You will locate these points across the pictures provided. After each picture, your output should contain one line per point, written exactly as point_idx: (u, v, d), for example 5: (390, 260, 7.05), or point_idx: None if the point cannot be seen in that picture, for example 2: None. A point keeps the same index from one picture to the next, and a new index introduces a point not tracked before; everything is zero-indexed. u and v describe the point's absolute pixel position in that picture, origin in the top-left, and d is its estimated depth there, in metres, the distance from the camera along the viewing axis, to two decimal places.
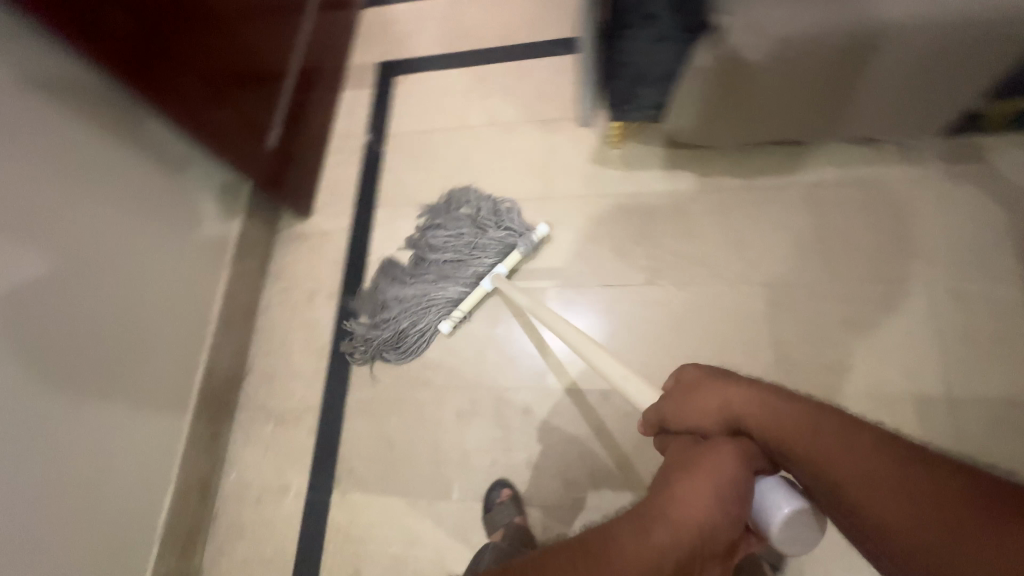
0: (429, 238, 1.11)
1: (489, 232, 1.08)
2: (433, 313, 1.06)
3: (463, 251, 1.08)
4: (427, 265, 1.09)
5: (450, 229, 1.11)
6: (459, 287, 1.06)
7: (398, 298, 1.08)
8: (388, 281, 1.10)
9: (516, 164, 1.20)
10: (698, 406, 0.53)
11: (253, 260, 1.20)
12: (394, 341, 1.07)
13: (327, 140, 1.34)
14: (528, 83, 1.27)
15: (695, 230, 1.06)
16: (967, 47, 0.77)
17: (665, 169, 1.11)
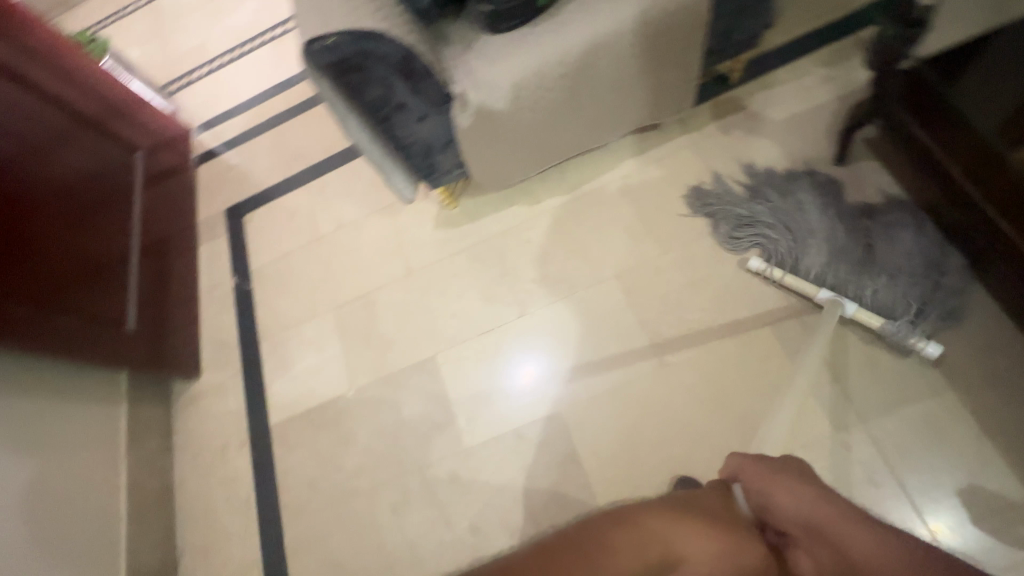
0: (900, 226, 0.94)
1: (889, 284, 0.91)
2: (793, 257, 0.97)
3: (881, 259, 0.93)
4: (856, 228, 0.96)
5: (919, 247, 0.92)
6: (854, 284, 0.92)
7: (818, 217, 0.98)
8: (817, 189, 1.01)
9: (375, 253, 1.26)
10: (790, 492, 0.64)
11: (154, 440, 1.17)
12: (739, 221, 1.02)
13: (196, 297, 1.36)
14: (363, 179, 1.36)
15: (542, 254, 1.13)
16: (669, 43, 0.90)
17: (500, 210, 1.20)
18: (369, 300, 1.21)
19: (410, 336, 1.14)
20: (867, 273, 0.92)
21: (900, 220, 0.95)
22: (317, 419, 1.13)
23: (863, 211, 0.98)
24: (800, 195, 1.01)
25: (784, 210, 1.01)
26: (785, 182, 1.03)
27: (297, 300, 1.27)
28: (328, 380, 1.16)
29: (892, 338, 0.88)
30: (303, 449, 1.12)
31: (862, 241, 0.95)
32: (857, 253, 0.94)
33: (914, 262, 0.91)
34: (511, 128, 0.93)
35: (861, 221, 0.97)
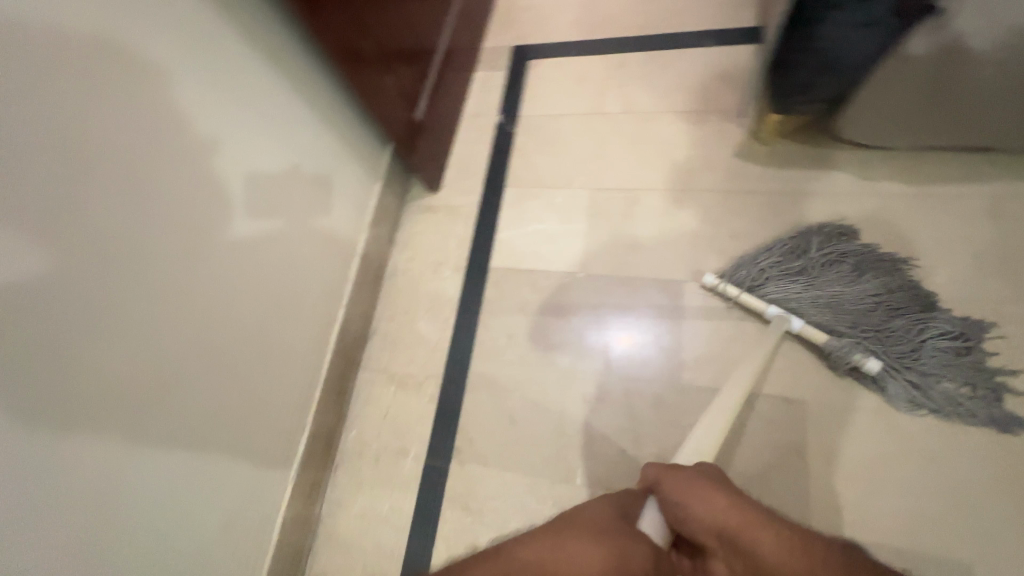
0: (952, 337, 0.88)
1: (864, 336, 0.89)
2: (769, 283, 0.96)
3: (871, 326, 0.90)
4: (891, 301, 0.91)
5: (943, 354, 0.87)
6: (827, 319, 0.91)
7: (841, 278, 0.94)
8: (892, 270, 0.94)
9: (655, 152, 1.17)
10: (706, 504, 0.64)
11: (385, 227, 1.23)
12: (795, 248, 0.97)
13: (458, 117, 1.36)
14: (670, 73, 1.24)
15: (850, 237, 1.00)
16: None
17: (819, 169, 1.06)
18: (630, 195, 1.15)
19: (663, 251, 1.07)
20: (845, 322, 0.90)
21: (891, 335, 0.89)
22: (537, 282, 1.12)
23: (900, 288, 0.92)
24: (875, 266, 0.94)
25: (817, 266, 0.95)
26: (810, 240, 0.97)
27: (556, 164, 1.23)
28: (561, 252, 1.14)
29: (836, 355, 0.88)
30: (515, 303, 1.12)
31: (870, 312, 0.90)
32: (854, 308, 0.91)
33: (915, 350, 0.88)
34: (957, 84, 0.81)
35: (903, 304, 0.91)
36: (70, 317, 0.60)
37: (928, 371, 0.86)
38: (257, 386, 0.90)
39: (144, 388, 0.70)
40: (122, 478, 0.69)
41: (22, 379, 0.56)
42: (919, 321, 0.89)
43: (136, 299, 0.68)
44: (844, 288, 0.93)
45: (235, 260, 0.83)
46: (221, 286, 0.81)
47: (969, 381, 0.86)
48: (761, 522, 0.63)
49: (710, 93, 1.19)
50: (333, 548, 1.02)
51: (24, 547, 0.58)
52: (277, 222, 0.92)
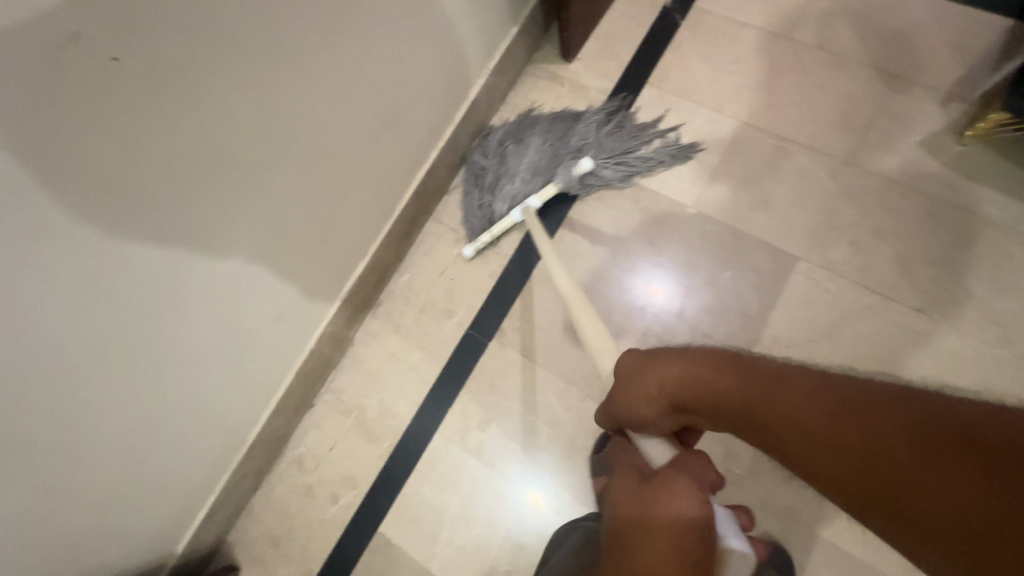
0: (589, 119, 1.04)
1: (567, 161, 1.00)
2: (482, 194, 1.02)
3: (566, 156, 1.01)
4: (526, 138, 1.04)
5: (610, 135, 1.02)
6: (538, 186, 1.00)
7: (501, 152, 1.03)
8: (525, 125, 1.06)
9: (830, 107, 1.00)
10: (648, 396, 0.56)
11: (504, 80, 1.10)
12: (473, 176, 1.05)
13: None
14: (894, 19, 1.02)
15: (1006, 282, 0.87)
16: None
17: (1011, 196, 0.90)
18: (780, 145, 1.00)
19: (790, 218, 0.96)
20: (556, 172, 1.00)
21: (551, 142, 1.02)
22: (642, 200, 1.03)
23: (532, 133, 1.04)
24: (511, 134, 1.06)
25: (490, 158, 1.04)
26: (494, 134, 1.06)
27: (714, 79, 1.06)
28: (679, 179, 1.02)
29: (568, 185, 0.99)
30: (608, 212, 1.03)
31: (536, 151, 1.02)
32: (549, 160, 1.01)
33: (597, 147, 1.01)
34: None
35: (546, 129, 1.05)
36: (189, 21, 0.53)
37: (631, 148, 1.02)
38: (336, 200, 0.87)
39: (238, 162, 0.66)
40: (202, 249, 0.68)
41: (132, 73, 0.50)
42: (555, 134, 1.04)
43: (261, 35, 0.60)
44: (494, 164, 1.03)
45: (354, 56, 0.75)
46: (338, 67, 0.74)
47: (667, 149, 1.02)
48: (703, 372, 0.53)
49: (929, 61, 0.99)
50: (357, 372, 1.05)
51: (99, 251, 0.56)
52: (408, 23, 0.82)
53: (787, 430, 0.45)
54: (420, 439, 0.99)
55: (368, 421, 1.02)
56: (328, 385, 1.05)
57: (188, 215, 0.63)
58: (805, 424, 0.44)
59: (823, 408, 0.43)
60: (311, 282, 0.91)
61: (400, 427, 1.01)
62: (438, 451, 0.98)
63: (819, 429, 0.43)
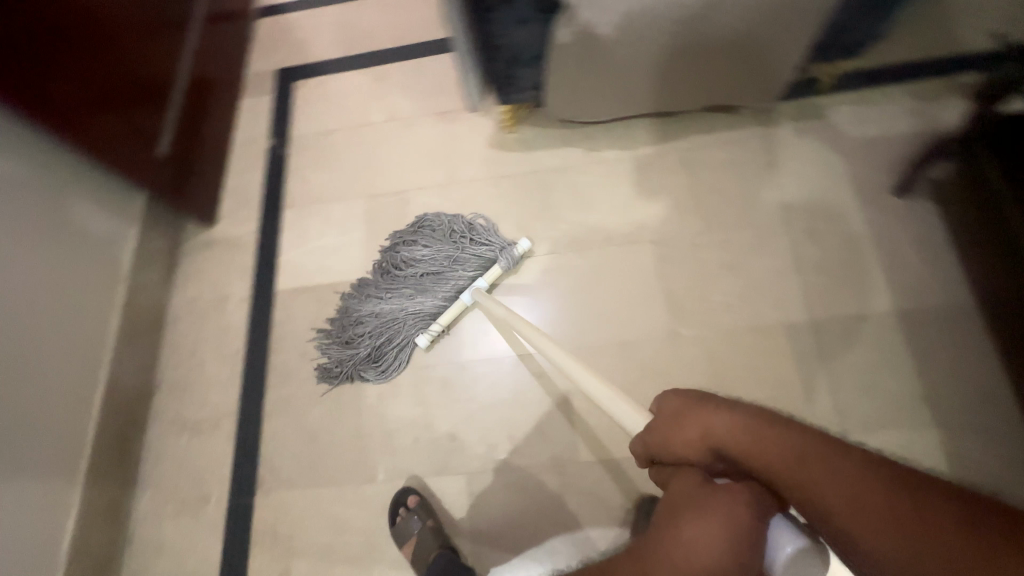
0: (395, 254, 1.08)
1: (439, 274, 1.05)
2: (391, 351, 1.03)
3: (428, 277, 1.05)
4: (398, 280, 1.06)
5: (428, 244, 1.07)
6: (472, 284, 1.04)
7: (370, 313, 1.05)
8: (361, 298, 1.07)
9: (420, 153, 1.24)
10: (685, 435, 0.50)
11: (156, 271, 1.16)
12: (373, 358, 1.03)
13: (228, 146, 1.32)
14: (426, 77, 1.32)
15: (585, 202, 1.14)
16: (788, 53, 0.96)
17: (556, 147, 1.19)
18: (402, 197, 1.20)
19: None
20: (443, 283, 1.04)
21: (404, 278, 1.06)
22: (323, 296, 1.13)
23: (383, 279, 1.07)
24: (351, 314, 1.06)
25: (367, 334, 1.03)
26: (342, 315, 1.07)
27: (330, 178, 1.25)
28: (343, 262, 1.16)
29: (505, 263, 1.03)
30: (303, 321, 1.12)
31: (400, 285, 1.05)
32: (417, 287, 1.05)
33: (439, 251, 1.06)
34: (618, 76, 0.97)
35: (367, 283, 1.08)
36: None
37: (469, 224, 1.08)
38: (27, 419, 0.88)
39: None
40: None
41: None
42: (386, 276, 1.07)
43: None
44: (383, 325, 1.03)
45: None
46: None
47: (457, 218, 1.09)
48: (769, 428, 0.47)
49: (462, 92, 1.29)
50: None
51: None
52: None
53: (833, 497, 0.44)
54: None
55: None
56: None
57: None
58: (859, 509, 0.43)
59: (863, 483, 0.44)
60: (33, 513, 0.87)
61: None
62: None
63: (876, 505, 0.43)
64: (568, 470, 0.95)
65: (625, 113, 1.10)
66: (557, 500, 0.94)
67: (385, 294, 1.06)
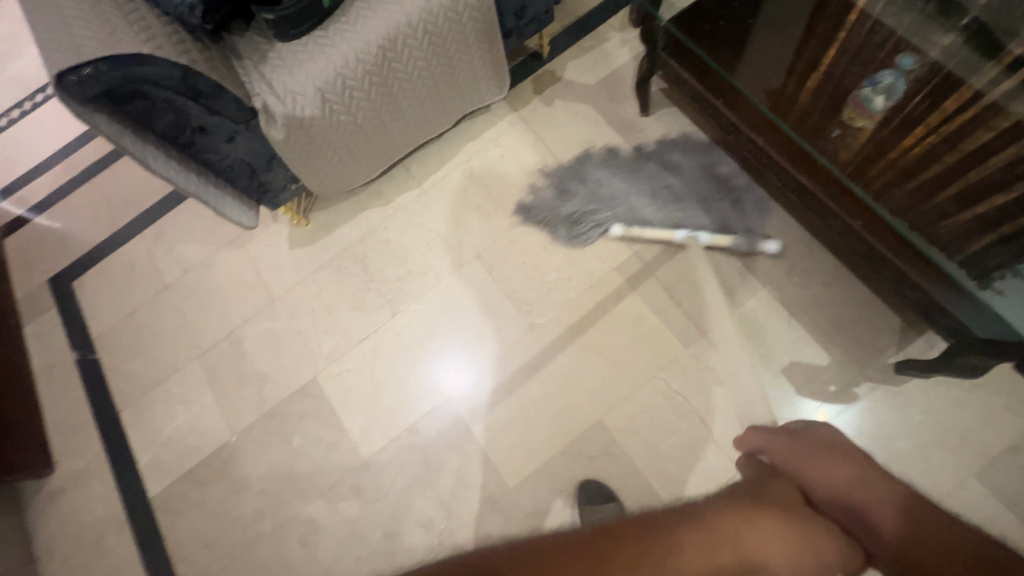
0: (665, 157, 1.12)
1: (686, 196, 1.07)
2: (588, 223, 1.09)
3: (673, 196, 1.08)
4: (644, 176, 1.11)
5: (690, 172, 1.10)
6: (695, 224, 1.05)
7: (598, 180, 1.12)
8: (600, 161, 1.14)
9: (233, 285, 1.19)
10: (826, 469, 0.56)
11: (11, 554, 1.02)
12: (570, 220, 1.10)
13: (31, 382, 1.20)
14: (203, 213, 1.27)
15: (402, 252, 1.14)
16: (487, 50, 1.03)
17: (352, 218, 1.19)
18: (236, 336, 1.15)
19: (286, 362, 1.10)
20: (675, 210, 1.07)
21: (650, 184, 1.10)
22: (201, 475, 1.06)
23: (633, 162, 1.12)
24: (597, 182, 1.12)
25: (593, 198, 1.11)
26: (575, 163, 1.14)
27: (154, 357, 1.17)
28: (207, 432, 1.08)
29: (740, 247, 1.02)
30: (193, 512, 1.04)
31: (642, 180, 1.10)
32: (669, 198, 1.08)
33: (684, 194, 1.08)
34: (357, 139, 0.99)
35: (638, 168, 1.12)
36: None
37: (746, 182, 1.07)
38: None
39: None
40: None
41: None
42: (634, 177, 1.11)
43: None
44: (608, 202, 1.10)
45: None
46: None
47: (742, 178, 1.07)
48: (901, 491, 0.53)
49: None
50: None
51: None
52: None
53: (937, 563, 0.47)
54: None
55: None
56: None
57: None
58: None
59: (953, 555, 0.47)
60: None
61: None
62: None
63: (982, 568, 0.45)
64: (506, 500, 0.95)
65: (390, 160, 1.12)
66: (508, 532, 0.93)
67: (643, 189, 1.10)
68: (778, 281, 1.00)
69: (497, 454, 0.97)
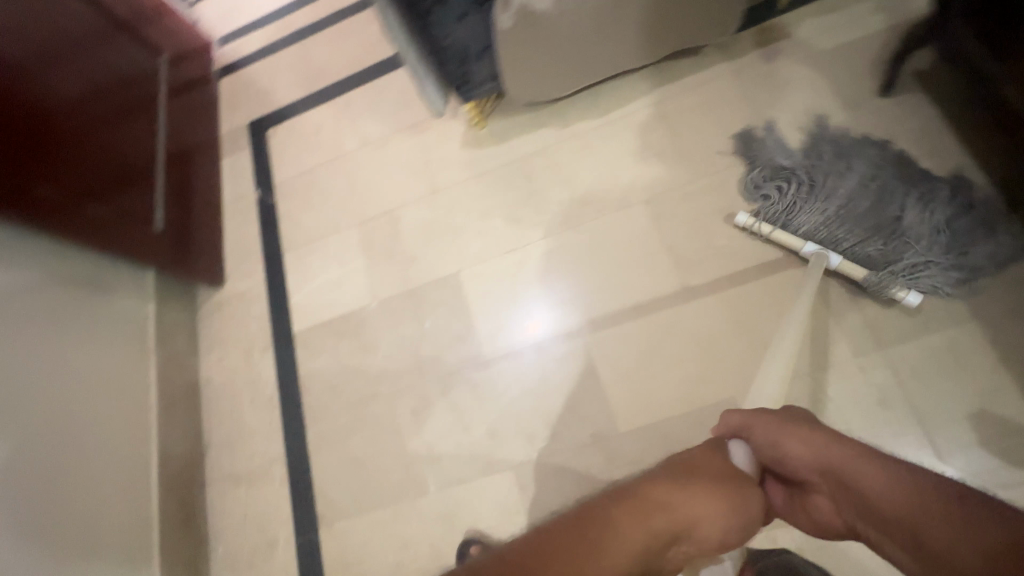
0: (918, 190, 0.93)
1: (879, 226, 0.92)
2: (767, 182, 0.99)
3: (873, 214, 0.93)
4: (875, 185, 0.94)
5: (929, 216, 0.90)
6: (852, 248, 0.92)
7: (825, 157, 0.98)
8: (842, 148, 0.99)
9: (400, 167, 1.25)
10: (799, 440, 0.59)
11: (181, 341, 1.20)
12: (759, 170, 1.01)
13: (219, 207, 1.36)
14: (389, 95, 1.33)
15: (569, 177, 1.13)
16: None
17: (526, 132, 1.19)
18: (393, 214, 1.22)
19: (433, 251, 1.15)
20: (854, 226, 0.92)
21: (863, 196, 0.94)
22: (338, 327, 1.16)
23: (878, 169, 0.96)
24: (816, 158, 0.99)
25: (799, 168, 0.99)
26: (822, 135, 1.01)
27: (320, 213, 1.28)
28: (350, 292, 1.18)
29: (874, 289, 0.89)
30: (325, 356, 1.15)
31: (868, 187, 0.94)
32: (866, 214, 0.93)
33: (882, 222, 0.92)
34: (569, 47, 0.96)
35: (875, 176, 0.95)
36: None
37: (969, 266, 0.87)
38: (69, 500, 0.89)
39: None
40: None
41: None
42: (859, 180, 0.95)
43: None
44: (803, 176, 0.98)
45: None
46: None
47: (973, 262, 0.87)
48: (864, 457, 0.55)
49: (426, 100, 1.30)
50: None
51: None
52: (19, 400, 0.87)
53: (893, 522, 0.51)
54: None
55: None
56: None
57: None
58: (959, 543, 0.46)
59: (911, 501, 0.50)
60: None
61: None
62: None
63: (936, 518, 0.48)
64: (613, 442, 0.95)
65: (586, 81, 1.09)
66: (607, 471, 0.93)
67: (851, 191, 0.95)
68: (994, 318, 0.86)
69: (617, 396, 0.97)
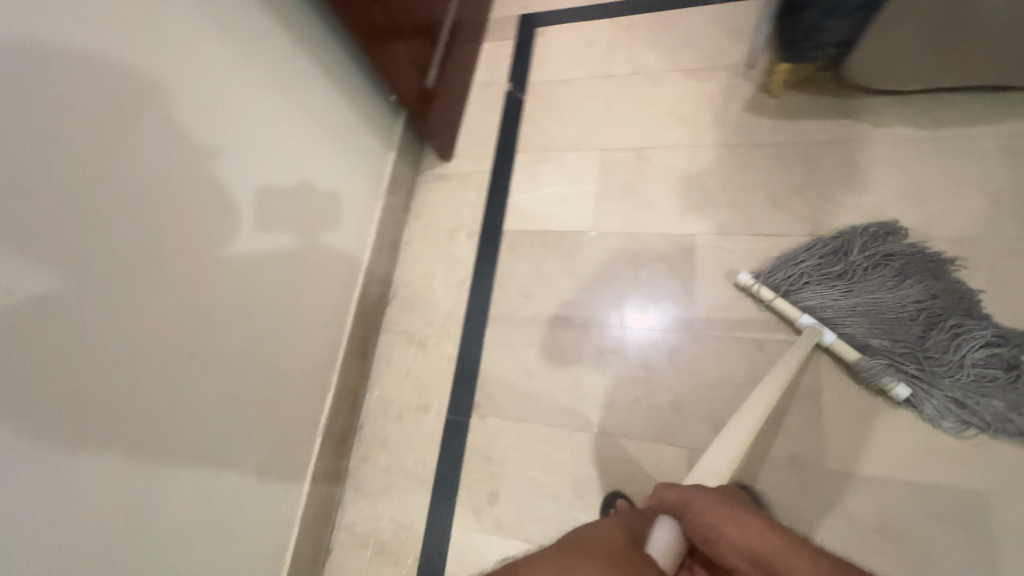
0: (968, 324, 0.85)
1: (894, 335, 0.87)
2: (803, 255, 0.94)
3: (894, 322, 0.87)
4: (919, 301, 0.88)
5: (961, 354, 0.84)
6: (856, 343, 0.88)
7: (886, 255, 0.92)
8: (911, 255, 0.91)
9: (664, 109, 1.18)
10: (739, 525, 0.50)
11: (400, 196, 1.25)
12: (807, 246, 0.95)
13: (468, 87, 1.38)
14: (679, 32, 1.24)
15: (863, 183, 1.00)
16: None
17: (827, 119, 1.05)
18: (640, 153, 1.16)
19: (674, 204, 1.09)
20: (868, 326, 0.88)
21: (896, 302, 0.88)
22: (549, 242, 1.15)
23: (939, 288, 0.88)
24: (876, 254, 0.92)
25: (852, 260, 0.92)
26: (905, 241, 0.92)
27: (565, 126, 1.25)
28: (571, 213, 1.15)
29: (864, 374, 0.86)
30: (528, 263, 1.15)
31: (911, 301, 0.88)
32: (888, 317, 0.88)
33: (900, 335, 0.87)
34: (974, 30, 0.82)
35: (927, 293, 0.88)
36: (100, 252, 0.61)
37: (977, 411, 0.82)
38: (304, 290, 0.97)
39: (172, 335, 0.71)
40: (167, 440, 0.72)
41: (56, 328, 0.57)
42: (905, 286, 0.89)
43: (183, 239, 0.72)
44: (841, 264, 0.92)
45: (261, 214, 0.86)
46: (249, 241, 0.83)
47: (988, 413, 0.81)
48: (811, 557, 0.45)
49: (719, 49, 1.19)
50: (362, 498, 1.06)
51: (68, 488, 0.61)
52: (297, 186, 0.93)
53: None
54: (438, 543, 0.98)
55: (387, 542, 1.01)
56: (338, 524, 1.05)
57: (153, 412, 0.70)
58: None
59: None
60: (219, 425, 0.80)
61: (416, 538, 1.00)
62: (462, 544, 0.97)
63: None
64: (813, 473, 0.86)
65: (939, 83, 0.94)
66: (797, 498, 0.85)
67: (886, 291, 0.89)
68: None
69: (843, 429, 0.87)
